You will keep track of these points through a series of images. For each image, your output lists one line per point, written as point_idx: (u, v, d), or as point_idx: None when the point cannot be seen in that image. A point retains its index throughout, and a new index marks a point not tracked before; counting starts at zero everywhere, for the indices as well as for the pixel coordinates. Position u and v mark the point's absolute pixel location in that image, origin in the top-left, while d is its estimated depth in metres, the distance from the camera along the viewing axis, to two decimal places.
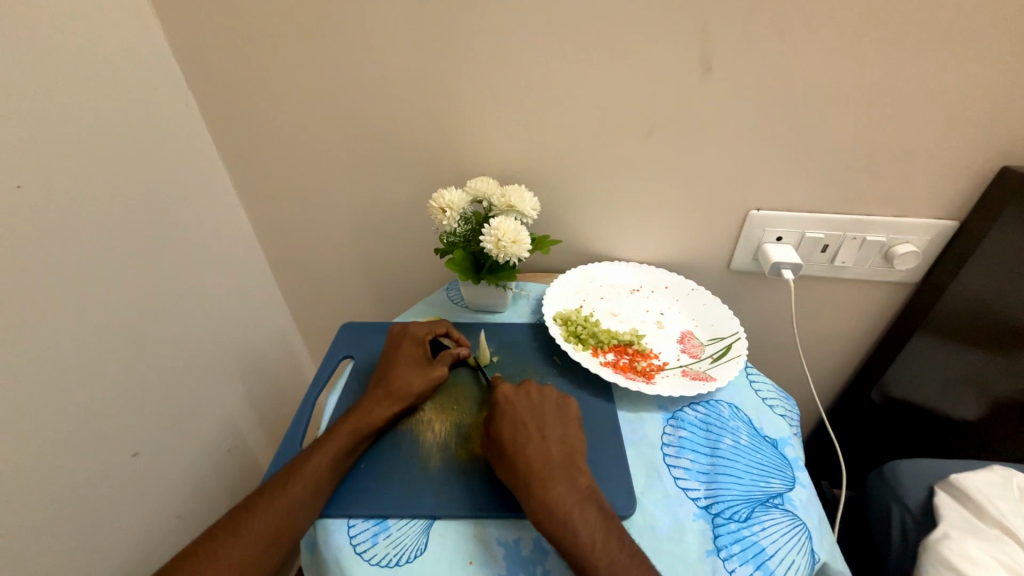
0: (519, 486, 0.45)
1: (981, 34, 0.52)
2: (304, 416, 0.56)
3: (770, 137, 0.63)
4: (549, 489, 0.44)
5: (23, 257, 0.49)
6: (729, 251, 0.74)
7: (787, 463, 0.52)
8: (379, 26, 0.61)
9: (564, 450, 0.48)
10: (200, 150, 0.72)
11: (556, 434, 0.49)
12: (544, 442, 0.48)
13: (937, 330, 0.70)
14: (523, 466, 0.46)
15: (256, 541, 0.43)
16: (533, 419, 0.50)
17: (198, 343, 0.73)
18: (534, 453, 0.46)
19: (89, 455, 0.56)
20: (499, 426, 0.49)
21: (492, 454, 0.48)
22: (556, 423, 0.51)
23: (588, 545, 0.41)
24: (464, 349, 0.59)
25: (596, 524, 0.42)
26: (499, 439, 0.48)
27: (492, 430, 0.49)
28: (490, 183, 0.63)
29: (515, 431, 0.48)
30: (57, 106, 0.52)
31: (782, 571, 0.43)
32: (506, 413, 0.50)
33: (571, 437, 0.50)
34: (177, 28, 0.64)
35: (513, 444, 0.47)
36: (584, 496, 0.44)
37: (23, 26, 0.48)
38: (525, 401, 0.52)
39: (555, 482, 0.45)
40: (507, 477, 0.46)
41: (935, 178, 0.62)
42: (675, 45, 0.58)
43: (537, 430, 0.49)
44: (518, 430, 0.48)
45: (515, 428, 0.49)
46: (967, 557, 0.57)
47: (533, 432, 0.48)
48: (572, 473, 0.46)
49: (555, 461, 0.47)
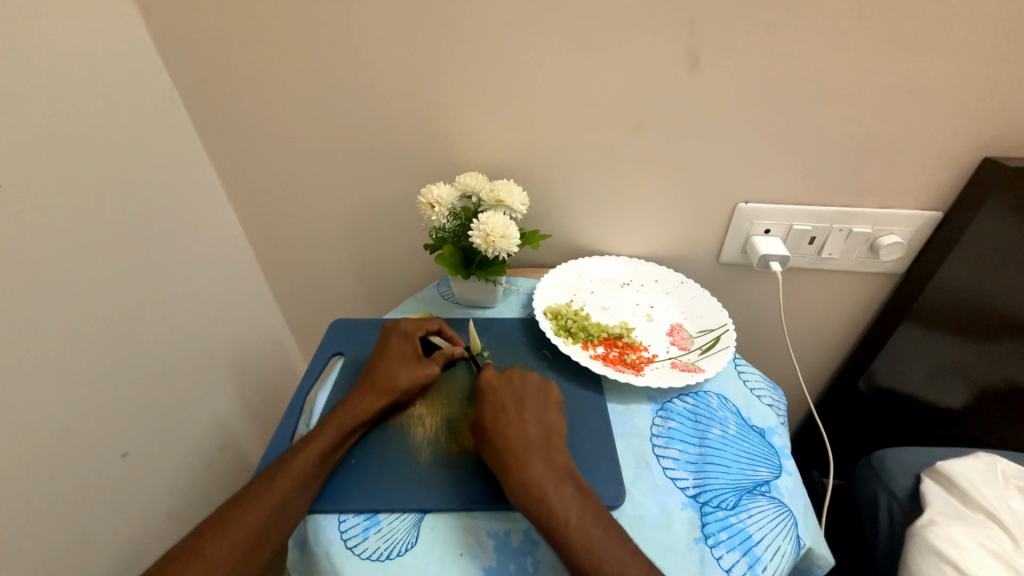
0: (498, 466, 0.46)
1: (964, 27, 0.53)
2: (294, 412, 0.56)
3: (757, 131, 0.63)
4: (526, 467, 0.45)
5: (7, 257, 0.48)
6: (718, 244, 0.75)
7: (774, 452, 0.52)
8: (367, 21, 0.61)
9: (544, 432, 0.49)
10: (187, 147, 0.71)
11: (537, 417, 0.50)
12: (523, 423, 0.49)
13: (922, 320, 0.71)
14: (500, 446, 0.47)
15: (247, 537, 0.42)
16: (515, 403, 0.51)
17: (188, 342, 0.72)
18: (512, 433, 0.48)
19: (78, 456, 0.56)
20: (481, 411, 0.50)
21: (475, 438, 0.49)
22: (537, 407, 0.51)
23: (564, 519, 0.42)
24: (458, 347, 0.59)
25: (573, 501, 0.43)
26: (481, 424, 0.49)
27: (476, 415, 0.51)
28: (479, 178, 0.63)
29: (496, 415, 0.50)
30: (39, 104, 0.51)
31: (768, 557, 0.43)
32: (487, 400, 0.51)
33: (552, 421, 0.50)
34: (161, 23, 0.63)
35: (493, 427, 0.48)
36: (561, 475, 0.45)
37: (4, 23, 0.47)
38: (508, 387, 0.53)
39: (533, 460, 0.45)
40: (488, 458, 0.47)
41: (919, 170, 0.63)
42: (663, 39, 0.58)
43: (517, 413, 0.50)
44: (499, 413, 0.50)
45: (496, 412, 0.50)
46: (951, 542, 0.58)
47: (513, 414, 0.49)
48: (550, 452, 0.47)
49: (534, 442, 0.47)
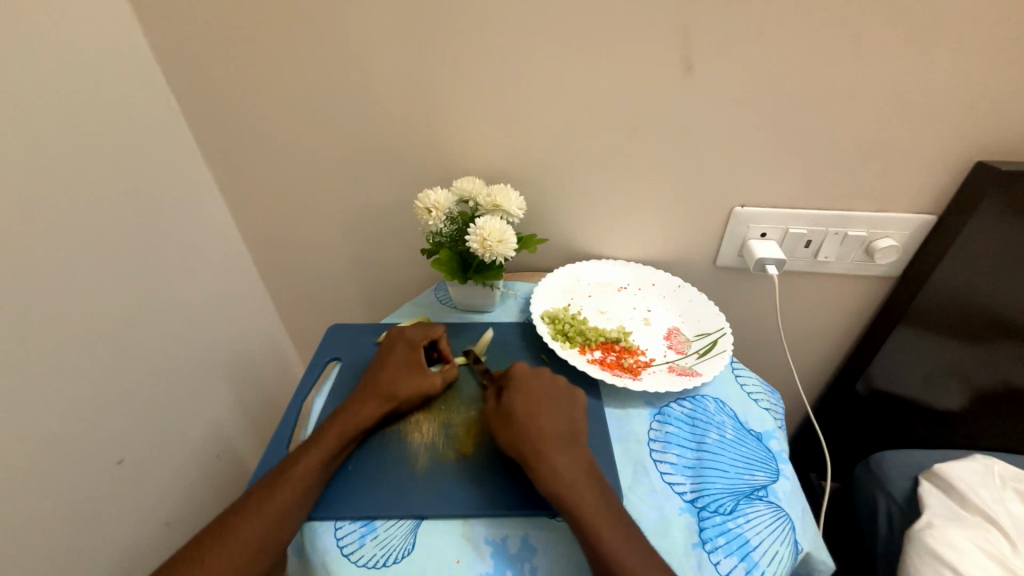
0: (528, 453, 0.46)
1: (954, 32, 0.53)
2: (291, 419, 0.56)
3: (752, 135, 0.63)
4: (556, 459, 0.46)
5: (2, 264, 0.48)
6: (714, 247, 0.75)
7: (772, 456, 0.52)
8: (363, 27, 0.61)
9: (570, 427, 0.49)
10: (183, 152, 0.71)
11: (563, 412, 0.50)
12: (552, 417, 0.49)
13: (917, 322, 0.71)
14: (531, 435, 0.47)
15: (246, 547, 0.42)
16: (545, 396, 0.51)
17: (184, 347, 0.72)
18: (543, 425, 0.48)
19: (74, 463, 0.56)
20: (511, 401, 0.50)
21: (501, 425, 0.49)
22: (563, 403, 0.51)
23: (591, 509, 0.43)
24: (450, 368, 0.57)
25: (597, 494, 0.44)
26: (512, 413, 0.49)
27: (504, 403, 0.50)
28: (476, 182, 0.63)
29: (528, 405, 0.50)
30: (36, 109, 0.51)
31: (766, 562, 0.43)
32: (520, 389, 0.51)
33: (576, 417, 0.51)
34: (157, 29, 0.63)
35: (526, 417, 0.49)
36: (587, 469, 0.46)
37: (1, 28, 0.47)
38: (539, 380, 0.53)
39: (561, 452, 0.46)
40: (515, 445, 0.47)
41: (913, 174, 0.64)
42: (657, 43, 0.58)
43: (546, 407, 0.50)
44: (531, 404, 0.50)
45: (528, 403, 0.50)
46: (950, 545, 0.57)
47: (544, 407, 0.50)
48: (576, 447, 0.47)
49: (561, 435, 0.48)
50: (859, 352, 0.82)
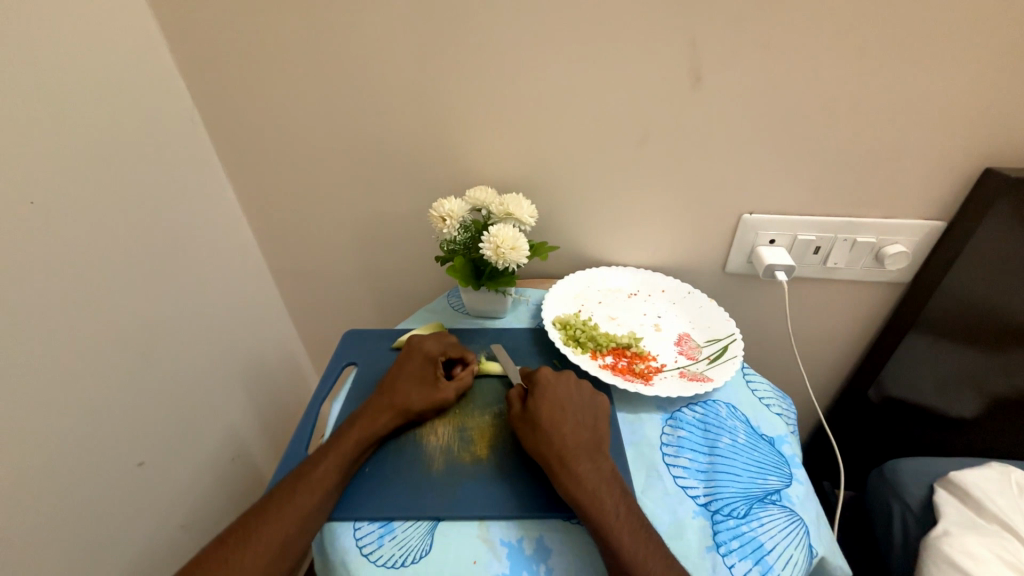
0: (552, 459, 0.47)
1: (955, 42, 0.54)
2: (309, 423, 0.57)
3: (758, 145, 0.65)
4: (578, 464, 0.47)
5: (23, 262, 0.50)
6: (724, 255, 0.76)
7: (784, 461, 0.53)
8: (380, 42, 0.63)
9: (593, 436, 0.50)
10: (205, 165, 0.74)
11: (587, 420, 0.51)
12: (577, 426, 0.50)
13: (930, 327, 0.71)
14: (556, 442, 0.48)
15: (268, 548, 0.43)
16: (571, 404, 0.52)
17: (201, 352, 0.74)
18: (567, 433, 0.49)
19: (95, 466, 0.57)
20: (536, 406, 0.51)
21: (525, 429, 0.50)
22: (586, 411, 0.52)
23: (613, 516, 0.43)
24: (465, 376, 0.57)
25: (620, 498, 0.45)
26: (536, 417, 0.50)
27: (529, 408, 0.51)
28: (489, 192, 0.65)
29: (553, 413, 0.51)
30: (66, 128, 0.54)
31: (780, 565, 0.44)
32: (546, 396, 0.52)
33: (600, 426, 0.52)
34: (182, 48, 0.66)
35: (550, 422, 0.49)
36: (609, 477, 0.47)
37: (24, 35, 0.49)
38: (565, 387, 0.54)
39: (583, 459, 0.47)
40: (539, 450, 0.48)
41: (923, 182, 0.64)
42: (665, 56, 0.60)
43: (572, 414, 0.51)
44: (556, 412, 0.51)
45: (553, 409, 0.51)
46: (967, 553, 0.57)
47: (569, 415, 0.51)
48: (598, 456, 0.48)
49: (585, 443, 0.49)
50: (870, 359, 0.82)
